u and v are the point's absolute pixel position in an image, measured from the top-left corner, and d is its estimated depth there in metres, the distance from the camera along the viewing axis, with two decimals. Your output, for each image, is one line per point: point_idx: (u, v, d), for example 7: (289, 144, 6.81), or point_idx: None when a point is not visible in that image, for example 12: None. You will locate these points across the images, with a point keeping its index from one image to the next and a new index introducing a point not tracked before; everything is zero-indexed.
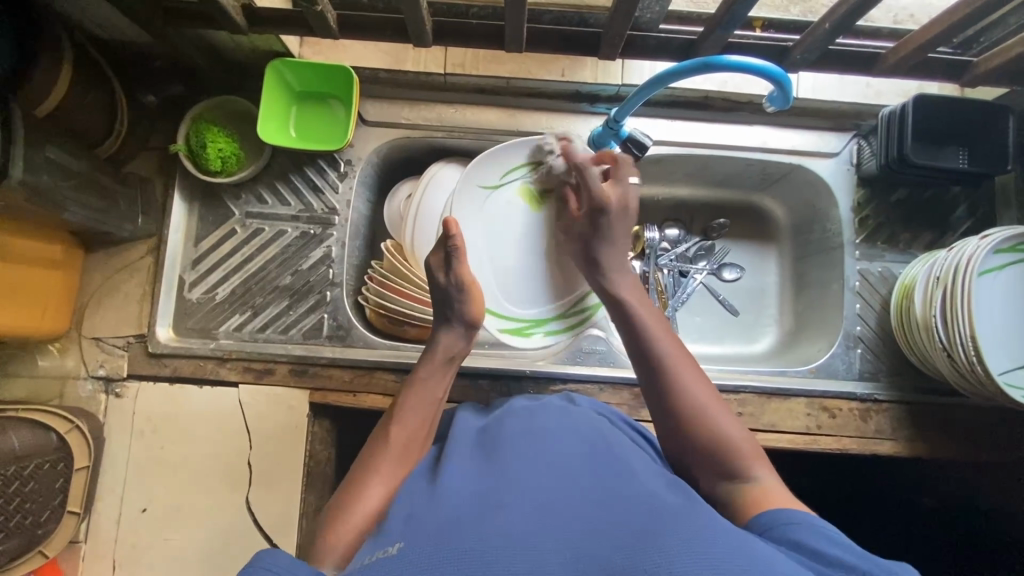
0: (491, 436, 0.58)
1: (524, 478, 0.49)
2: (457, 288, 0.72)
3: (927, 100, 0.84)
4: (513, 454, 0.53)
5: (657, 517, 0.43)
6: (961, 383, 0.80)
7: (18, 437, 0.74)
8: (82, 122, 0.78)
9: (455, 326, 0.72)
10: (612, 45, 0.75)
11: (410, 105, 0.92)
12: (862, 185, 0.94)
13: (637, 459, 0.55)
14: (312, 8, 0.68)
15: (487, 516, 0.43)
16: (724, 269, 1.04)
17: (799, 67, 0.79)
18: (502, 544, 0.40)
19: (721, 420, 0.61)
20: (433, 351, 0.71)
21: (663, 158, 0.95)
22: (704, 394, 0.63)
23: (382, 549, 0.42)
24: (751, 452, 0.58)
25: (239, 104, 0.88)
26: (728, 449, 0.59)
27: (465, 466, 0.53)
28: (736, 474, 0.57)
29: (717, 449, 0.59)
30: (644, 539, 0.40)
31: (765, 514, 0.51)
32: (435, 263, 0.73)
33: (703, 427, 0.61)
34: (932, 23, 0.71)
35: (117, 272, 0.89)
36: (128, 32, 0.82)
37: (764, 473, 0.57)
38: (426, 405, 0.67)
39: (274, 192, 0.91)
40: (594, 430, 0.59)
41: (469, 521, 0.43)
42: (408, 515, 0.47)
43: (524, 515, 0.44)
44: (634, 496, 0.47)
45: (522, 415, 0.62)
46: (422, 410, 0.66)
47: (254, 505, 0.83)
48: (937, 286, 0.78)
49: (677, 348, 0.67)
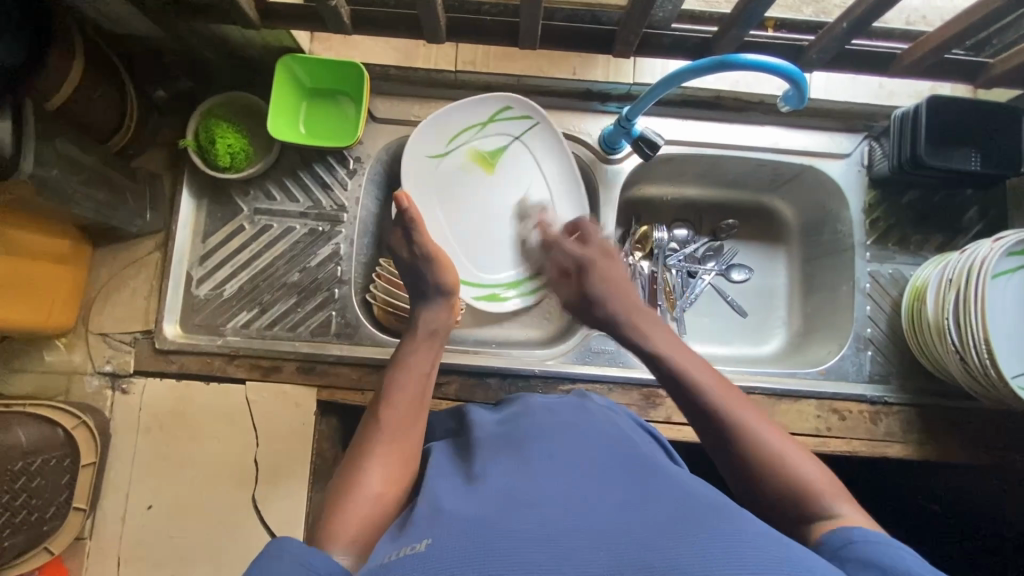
0: (508, 432, 0.58)
1: (550, 476, 0.48)
2: (423, 259, 0.77)
3: (941, 101, 0.83)
4: (536, 451, 0.52)
5: (688, 514, 0.42)
6: (973, 386, 0.79)
7: (24, 432, 0.74)
8: (92, 117, 0.78)
9: (434, 299, 0.75)
10: (626, 43, 0.75)
11: (420, 103, 0.91)
12: (873, 186, 0.93)
13: (661, 460, 0.55)
14: (326, 3, 0.68)
15: (514, 513, 0.43)
16: (733, 270, 1.03)
17: (813, 67, 0.79)
18: (533, 541, 0.39)
19: (790, 456, 0.56)
20: (416, 327, 0.73)
21: (673, 158, 0.94)
22: (767, 431, 0.58)
23: (407, 546, 0.41)
24: (829, 487, 0.54)
25: (249, 100, 0.87)
26: (807, 488, 0.54)
27: (487, 462, 0.52)
28: (805, 499, 0.53)
29: (791, 489, 0.54)
30: (677, 537, 0.39)
31: (837, 529, 0.49)
32: (396, 239, 0.79)
33: (776, 469, 0.55)
34: (947, 24, 0.71)
35: (125, 268, 0.89)
36: (139, 26, 0.81)
37: (851, 508, 0.51)
38: (417, 379, 0.67)
39: (282, 189, 0.91)
40: (614, 429, 0.58)
41: (496, 519, 0.42)
42: (431, 512, 0.46)
43: (552, 514, 0.43)
44: (661, 493, 0.46)
45: (540, 412, 0.61)
46: (412, 385, 0.66)
47: (260, 503, 0.83)
48: (949, 289, 0.78)
49: (729, 389, 0.62)
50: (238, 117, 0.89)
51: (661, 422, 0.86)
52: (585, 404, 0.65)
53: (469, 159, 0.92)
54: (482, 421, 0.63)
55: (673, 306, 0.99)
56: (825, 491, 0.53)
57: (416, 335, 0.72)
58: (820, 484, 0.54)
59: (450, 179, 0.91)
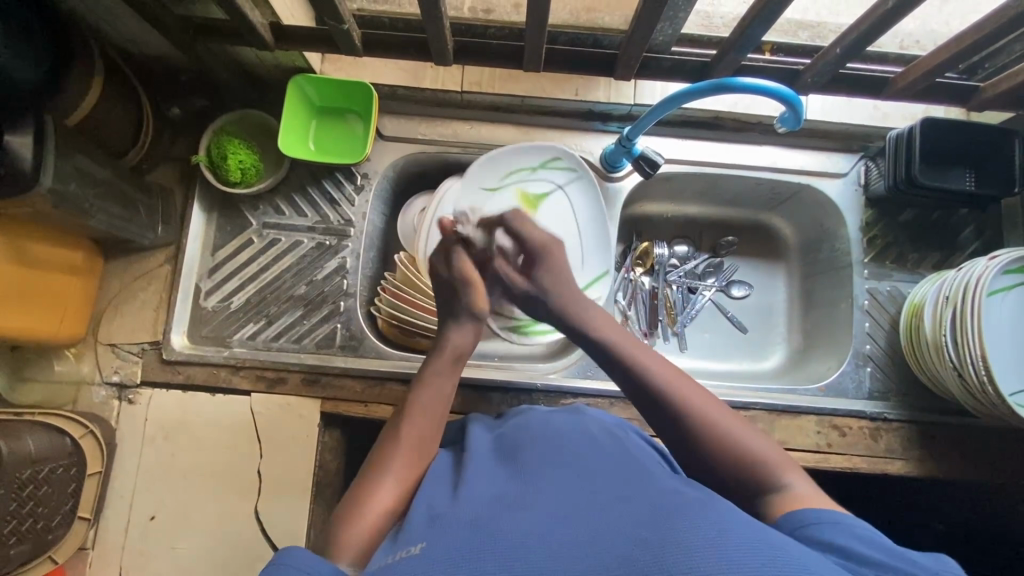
0: (508, 443, 0.59)
1: (543, 483, 0.49)
2: (460, 281, 0.76)
3: (935, 124, 0.85)
4: (532, 461, 0.54)
5: (676, 512, 0.43)
6: (972, 403, 0.80)
7: (35, 440, 0.73)
8: (108, 133, 0.80)
9: (463, 322, 0.75)
10: (627, 66, 0.78)
11: (427, 121, 0.94)
12: (870, 205, 0.95)
13: (655, 465, 0.56)
14: (339, 26, 0.70)
15: (507, 517, 0.44)
16: (733, 286, 1.05)
17: (810, 90, 0.81)
18: (522, 544, 0.41)
19: (737, 432, 0.60)
20: (443, 348, 0.72)
21: (673, 176, 0.96)
22: (715, 410, 0.62)
23: (403, 551, 0.43)
24: (776, 458, 0.58)
25: (262, 119, 0.90)
26: (751, 459, 0.58)
27: (483, 471, 0.54)
28: (771, 485, 0.56)
29: (738, 461, 0.58)
30: (662, 532, 0.40)
31: (796, 508, 0.52)
32: (437, 260, 0.78)
33: (721, 442, 0.59)
34: (938, 49, 0.73)
35: (135, 280, 0.90)
36: (157, 46, 0.84)
37: (797, 478, 0.56)
38: (437, 401, 0.67)
39: (291, 204, 0.93)
40: (613, 440, 0.59)
41: (489, 522, 0.43)
42: (429, 516, 0.47)
43: (544, 518, 0.44)
44: (650, 493, 0.47)
45: (539, 421, 0.63)
46: (429, 406, 0.66)
47: (262, 514, 0.83)
48: (946, 306, 0.79)
49: (678, 379, 0.65)
50: (251, 134, 0.92)
51: None
52: (584, 414, 0.66)
53: (519, 198, 0.93)
54: (483, 432, 0.64)
55: (674, 322, 1.01)
56: (770, 463, 0.57)
57: (439, 358, 0.71)
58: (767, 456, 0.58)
59: (503, 214, 0.92)
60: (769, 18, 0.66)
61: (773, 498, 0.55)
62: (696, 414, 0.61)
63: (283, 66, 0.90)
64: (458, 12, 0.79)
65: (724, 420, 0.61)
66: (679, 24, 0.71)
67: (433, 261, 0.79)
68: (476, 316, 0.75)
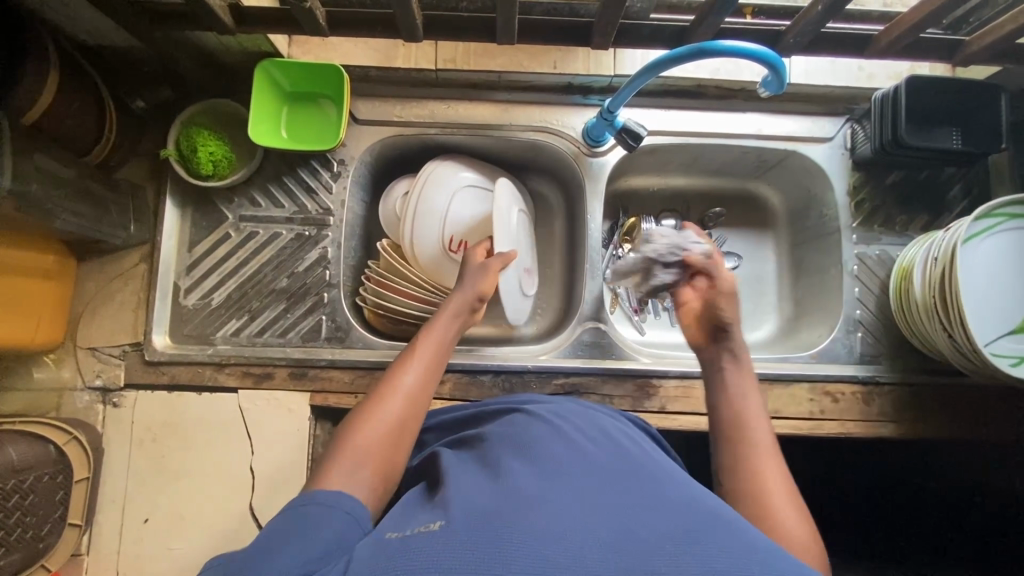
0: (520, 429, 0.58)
1: (571, 469, 0.49)
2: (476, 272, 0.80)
3: (920, 82, 0.83)
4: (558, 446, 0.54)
5: (696, 522, 0.42)
6: (962, 362, 0.80)
7: (16, 449, 0.72)
8: (69, 130, 0.77)
9: (471, 280, 0.79)
10: (604, 34, 0.75)
11: (402, 103, 0.91)
12: (857, 168, 0.94)
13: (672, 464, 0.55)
14: (301, 5, 0.67)
15: (531, 503, 0.44)
16: (722, 258, 1.04)
17: (792, 51, 0.79)
18: (543, 528, 0.40)
19: (787, 513, 0.53)
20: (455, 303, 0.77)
21: (658, 148, 0.94)
22: (783, 493, 0.55)
23: (421, 525, 0.43)
24: (800, 546, 0.50)
25: (230, 107, 0.87)
26: (778, 538, 0.51)
27: (507, 452, 0.53)
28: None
29: (766, 524, 0.52)
30: (685, 545, 0.39)
31: None
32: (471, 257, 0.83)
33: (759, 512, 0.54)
34: (922, 4, 0.71)
35: (111, 281, 0.88)
36: (117, 36, 0.81)
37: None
38: (449, 342, 0.73)
39: (267, 195, 0.91)
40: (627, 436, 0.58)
41: (506, 514, 0.42)
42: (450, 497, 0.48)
43: (562, 512, 0.43)
44: (677, 495, 0.47)
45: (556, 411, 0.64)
46: (428, 353, 0.70)
47: (258, 511, 0.82)
48: (935, 267, 0.79)
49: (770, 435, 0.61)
50: (220, 124, 0.89)
51: (656, 411, 0.87)
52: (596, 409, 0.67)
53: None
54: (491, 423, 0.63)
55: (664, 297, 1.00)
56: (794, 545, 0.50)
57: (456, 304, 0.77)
58: (801, 547, 0.50)
59: None
60: None
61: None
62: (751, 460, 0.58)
63: (249, 52, 0.86)
64: None
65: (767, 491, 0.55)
66: None
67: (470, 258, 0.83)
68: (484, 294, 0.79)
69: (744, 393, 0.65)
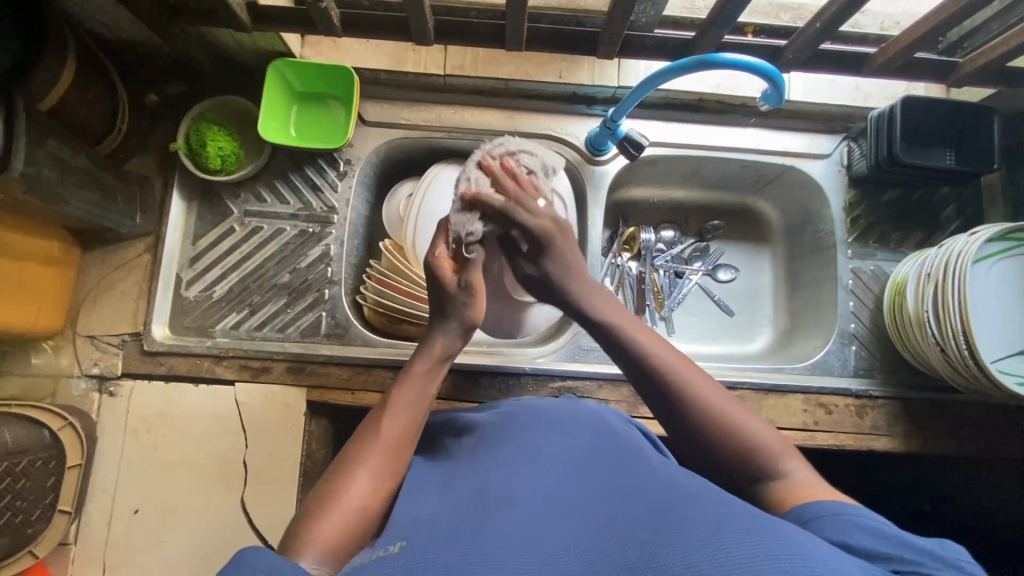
0: (501, 443, 0.60)
1: (533, 482, 0.51)
2: (466, 295, 0.68)
3: (915, 103, 0.85)
4: (520, 460, 0.55)
5: (666, 510, 0.43)
6: (955, 378, 0.81)
7: (13, 432, 0.72)
8: (81, 119, 0.79)
9: (450, 322, 0.68)
10: (610, 44, 0.77)
11: (410, 106, 0.93)
12: (853, 185, 0.96)
13: (653, 461, 0.57)
14: (317, 5, 0.69)
15: (491, 520, 0.45)
16: (719, 270, 1.05)
17: (791, 67, 0.81)
18: (502, 540, 0.41)
19: (749, 422, 0.59)
20: (430, 349, 0.67)
21: (658, 159, 0.96)
22: (728, 403, 0.60)
23: (382, 548, 0.44)
24: (778, 444, 0.57)
25: (242, 104, 0.89)
26: (762, 452, 0.57)
27: (489, 469, 0.55)
28: (770, 474, 0.56)
29: (742, 449, 0.57)
30: (652, 530, 0.40)
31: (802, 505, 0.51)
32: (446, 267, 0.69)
33: (729, 431, 0.58)
34: (915, 25, 0.73)
35: (114, 271, 0.89)
36: (134, 30, 0.82)
37: (797, 463, 0.56)
38: (421, 405, 0.64)
39: (273, 191, 0.92)
40: (617, 444, 0.60)
41: (479, 527, 0.44)
42: (418, 520, 0.48)
43: (538, 520, 0.44)
44: (644, 490, 0.48)
45: (528, 413, 0.66)
46: (407, 410, 0.62)
47: (250, 505, 0.82)
48: (928, 282, 0.80)
49: (676, 355, 0.64)
50: (231, 121, 0.90)
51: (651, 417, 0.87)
52: (581, 410, 0.68)
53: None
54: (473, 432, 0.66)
55: (661, 306, 1.02)
56: (775, 450, 0.57)
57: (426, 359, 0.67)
58: (775, 445, 0.57)
59: None
60: None
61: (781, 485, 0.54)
62: (700, 399, 0.60)
63: (262, 51, 0.88)
64: None
65: (727, 407, 0.60)
66: (660, 3, 0.72)
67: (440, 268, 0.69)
68: (467, 326, 0.69)
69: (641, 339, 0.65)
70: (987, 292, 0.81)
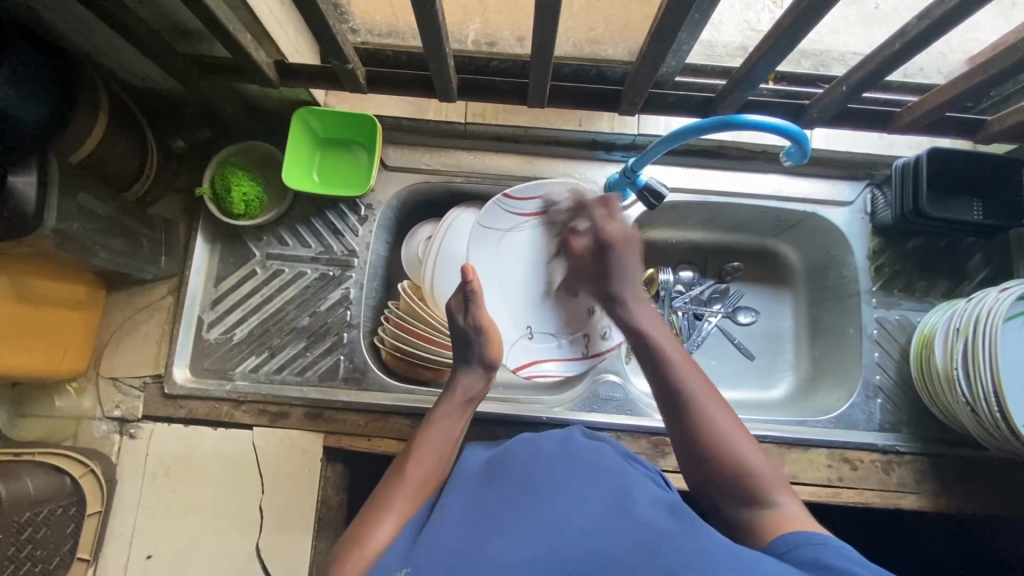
0: (502, 473, 0.62)
1: (533, 506, 0.53)
2: (474, 331, 0.75)
3: (940, 154, 0.84)
4: (521, 484, 0.58)
5: (653, 538, 0.46)
6: (985, 438, 0.78)
7: (33, 480, 0.74)
8: (112, 168, 0.81)
9: (475, 366, 0.75)
10: (632, 103, 0.79)
11: (430, 152, 0.94)
12: (876, 234, 0.94)
13: (643, 484, 0.60)
14: (343, 66, 0.72)
15: (497, 547, 0.48)
16: (739, 312, 1.04)
17: (815, 124, 0.81)
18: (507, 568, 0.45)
19: (749, 454, 0.61)
20: (455, 390, 0.73)
21: (679, 205, 0.96)
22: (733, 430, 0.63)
23: None
24: (775, 480, 0.59)
25: (267, 150, 0.90)
26: (759, 480, 0.59)
27: (492, 495, 0.57)
28: (761, 500, 0.58)
29: (745, 477, 0.60)
30: (641, 557, 0.44)
31: (781, 534, 0.53)
32: (455, 305, 0.77)
33: (724, 444, 0.62)
34: (945, 86, 0.73)
35: (137, 313, 0.90)
36: (166, 83, 0.85)
37: (789, 500, 0.57)
38: (442, 447, 0.68)
39: (295, 235, 0.93)
40: (615, 474, 0.61)
41: (478, 555, 0.47)
42: (418, 546, 0.51)
43: (537, 544, 0.47)
44: (635, 514, 0.51)
45: (529, 442, 0.68)
46: (431, 453, 0.66)
47: (263, 552, 0.82)
48: (956, 338, 0.78)
49: (693, 370, 0.69)
50: (255, 165, 0.91)
51: (672, 470, 0.85)
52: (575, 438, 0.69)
53: None
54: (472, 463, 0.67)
55: None
56: (767, 480, 0.59)
57: (447, 401, 0.72)
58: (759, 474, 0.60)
59: None
60: (774, 59, 0.66)
61: (763, 510, 0.57)
62: (711, 423, 0.64)
63: (288, 100, 0.90)
64: (461, 45, 0.80)
65: (722, 416, 0.64)
66: (682, 56, 0.71)
67: (450, 306, 0.78)
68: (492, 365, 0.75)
69: (673, 363, 0.69)
70: (1014, 348, 0.79)
